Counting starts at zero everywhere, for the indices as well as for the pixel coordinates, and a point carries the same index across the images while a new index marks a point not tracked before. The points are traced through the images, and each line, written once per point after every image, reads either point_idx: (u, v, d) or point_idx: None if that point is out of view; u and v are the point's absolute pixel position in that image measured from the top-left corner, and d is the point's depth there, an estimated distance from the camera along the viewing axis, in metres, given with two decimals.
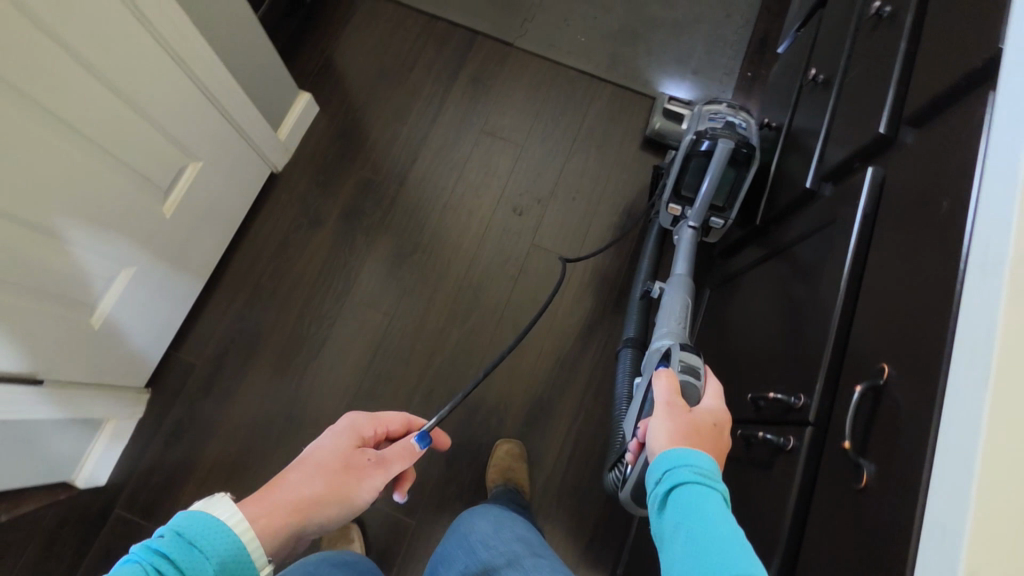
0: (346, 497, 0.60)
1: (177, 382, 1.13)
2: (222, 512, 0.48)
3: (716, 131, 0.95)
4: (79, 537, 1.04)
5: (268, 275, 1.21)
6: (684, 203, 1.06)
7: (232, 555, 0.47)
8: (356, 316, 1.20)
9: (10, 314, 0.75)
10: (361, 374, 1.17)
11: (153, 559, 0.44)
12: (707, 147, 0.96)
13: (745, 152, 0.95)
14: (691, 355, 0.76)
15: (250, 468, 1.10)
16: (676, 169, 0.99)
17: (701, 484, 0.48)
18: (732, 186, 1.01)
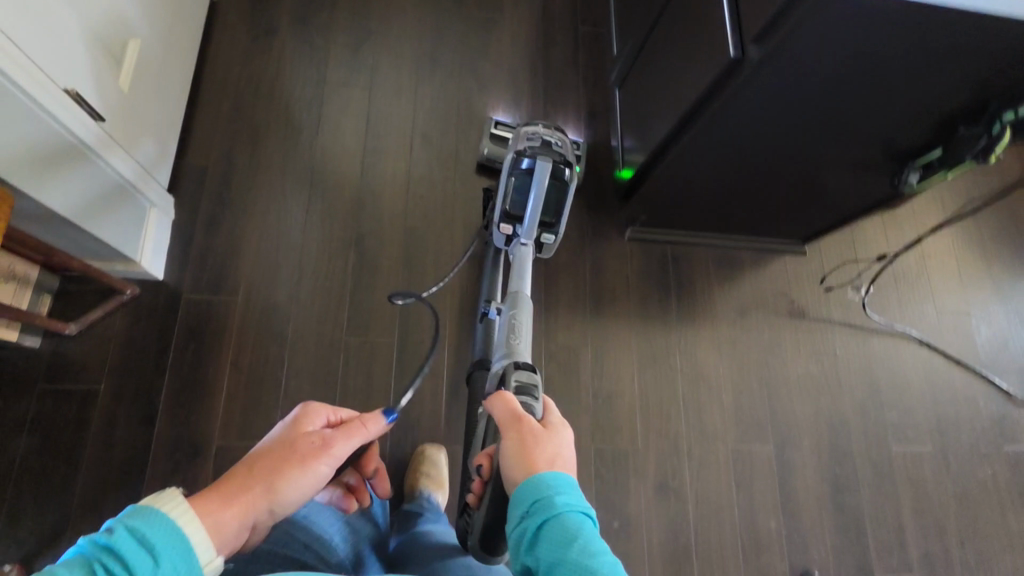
0: (292, 478, 0.64)
1: (196, 184, 1.21)
2: (176, 517, 0.49)
3: (534, 149, 1.05)
4: (160, 324, 1.10)
5: (244, 84, 1.31)
6: (514, 223, 1.13)
7: (180, 551, 0.48)
8: (338, 96, 1.34)
9: (54, 20, 0.81)
10: (362, 139, 1.32)
11: (101, 555, 0.44)
12: (528, 165, 1.05)
13: (563, 169, 1.06)
14: (527, 373, 0.86)
15: (293, 232, 1.22)
16: (504, 183, 1.07)
17: (574, 510, 0.54)
18: (557, 202, 1.11)
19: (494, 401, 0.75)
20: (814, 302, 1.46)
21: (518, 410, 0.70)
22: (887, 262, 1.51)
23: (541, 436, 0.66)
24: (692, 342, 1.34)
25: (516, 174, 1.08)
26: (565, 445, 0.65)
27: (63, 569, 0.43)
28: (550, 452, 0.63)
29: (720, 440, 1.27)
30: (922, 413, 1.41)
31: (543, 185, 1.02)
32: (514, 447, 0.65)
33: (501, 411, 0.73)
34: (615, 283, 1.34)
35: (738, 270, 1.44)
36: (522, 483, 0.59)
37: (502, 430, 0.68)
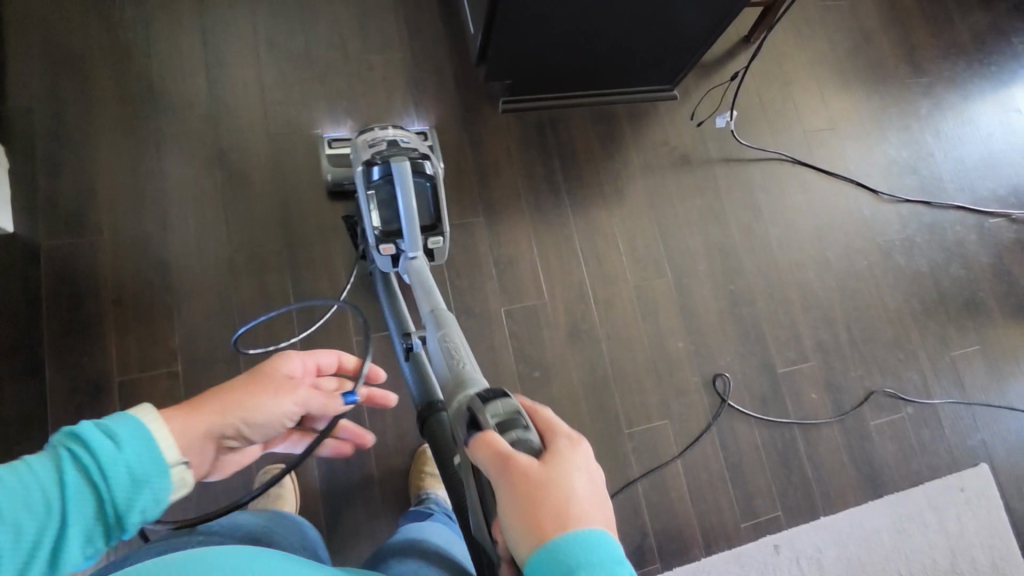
0: (261, 396, 0.69)
1: (24, 128, 1.11)
2: (144, 418, 0.52)
3: (384, 154, 0.99)
4: (22, 276, 1.04)
5: (51, 13, 1.18)
6: (394, 239, 1.03)
7: (144, 452, 0.50)
8: (162, 12, 1.24)
9: None
10: (202, 52, 1.24)
11: (67, 443, 0.48)
12: (381, 171, 0.98)
13: (421, 164, 0.99)
14: (506, 398, 0.62)
15: (148, 159, 1.15)
16: (364, 199, 0.99)
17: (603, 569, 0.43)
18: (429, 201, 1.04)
19: (475, 444, 0.55)
20: (692, 145, 1.52)
21: (507, 448, 0.53)
22: (740, 78, 1.58)
23: (547, 481, 0.49)
24: (582, 198, 1.39)
25: (375, 186, 1.00)
26: (583, 482, 0.50)
27: (35, 458, 0.47)
28: (563, 497, 0.49)
29: (622, 282, 1.35)
30: (803, 224, 1.53)
31: (407, 181, 0.95)
32: (519, 507, 0.49)
33: (483, 460, 0.53)
34: (497, 155, 1.35)
35: (616, 124, 1.47)
36: (538, 552, 0.45)
37: (494, 481, 0.52)
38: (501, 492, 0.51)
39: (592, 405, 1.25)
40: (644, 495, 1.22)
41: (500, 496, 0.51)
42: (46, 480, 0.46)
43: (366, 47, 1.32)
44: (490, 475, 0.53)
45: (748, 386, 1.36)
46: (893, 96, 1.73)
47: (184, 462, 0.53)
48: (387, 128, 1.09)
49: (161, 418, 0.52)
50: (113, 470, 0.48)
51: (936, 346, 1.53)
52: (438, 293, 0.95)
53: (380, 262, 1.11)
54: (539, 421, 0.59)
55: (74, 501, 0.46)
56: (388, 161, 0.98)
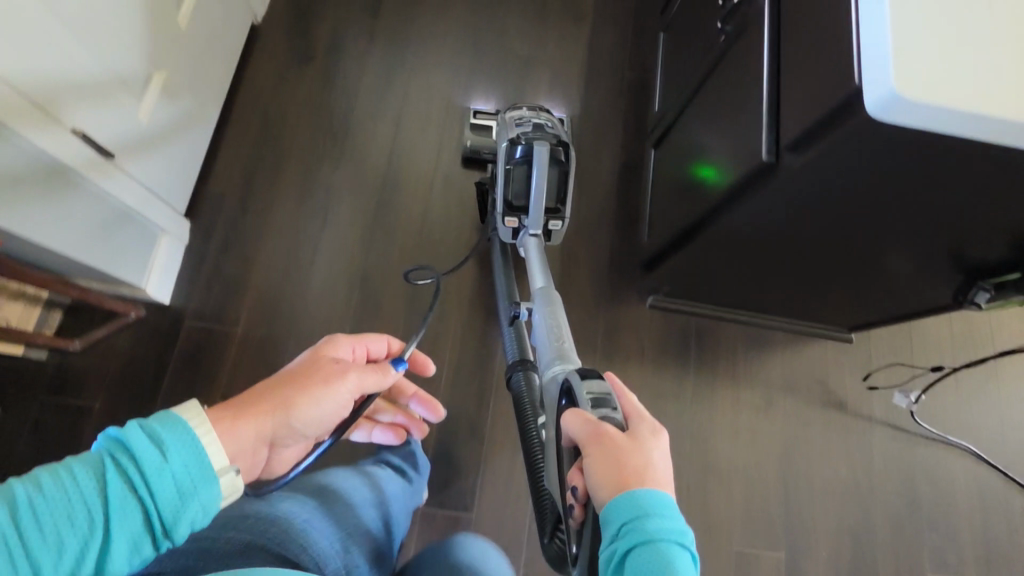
0: (313, 394, 0.69)
1: (213, 208, 1.22)
2: (187, 414, 0.51)
3: (529, 134, 1.04)
4: (160, 347, 1.12)
5: (274, 107, 1.30)
6: (519, 214, 1.10)
7: (192, 460, 0.48)
8: (363, 128, 1.32)
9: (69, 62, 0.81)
10: (382, 176, 1.29)
11: (112, 447, 0.47)
12: (524, 152, 1.03)
13: (560, 151, 1.04)
14: (597, 381, 0.68)
15: (300, 269, 1.21)
16: (502, 174, 1.04)
17: (665, 527, 0.47)
18: (559, 187, 1.09)
19: (567, 417, 0.63)
20: (855, 398, 1.30)
21: (596, 421, 0.60)
22: (946, 369, 1.30)
23: (629, 448, 0.56)
24: (705, 425, 1.23)
25: (513, 165, 1.05)
26: (660, 460, 0.56)
27: (80, 463, 0.46)
28: (643, 460, 0.55)
29: (722, 539, 1.16)
30: (972, 541, 1.23)
31: (545, 165, 1.00)
32: (601, 464, 0.55)
33: (575, 429, 0.61)
34: (628, 350, 1.25)
35: (770, 350, 1.30)
36: (616, 499, 0.51)
37: (584, 443, 0.59)
38: (590, 457, 0.57)
39: None
40: None
41: (586, 458, 0.57)
42: (89, 491, 0.45)
43: None
44: (580, 442, 0.60)
45: None
46: None
47: (232, 469, 0.52)
48: (530, 107, 1.15)
49: (207, 423, 0.51)
50: (158, 480, 0.47)
51: None
52: (545, 269, 1.00)
53: (502, 230, 1.17)
54: (626, 406, 0.64)
55: (117, 512, 0.45)
56: (532, 143, 1.03)
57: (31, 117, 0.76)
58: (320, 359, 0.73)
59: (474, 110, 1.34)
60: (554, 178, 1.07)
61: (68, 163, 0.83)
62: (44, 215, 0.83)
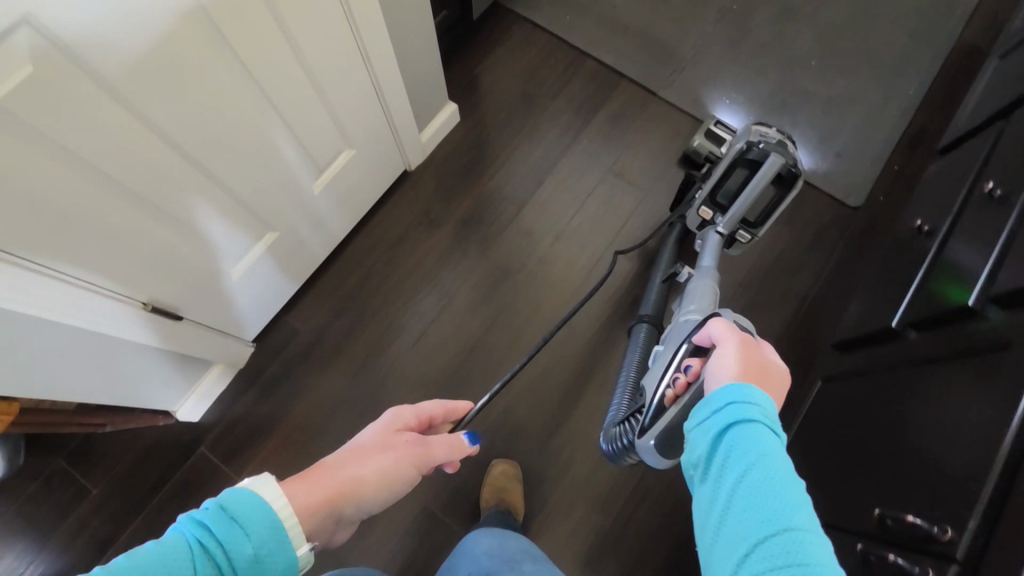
0: (390, 469, 0.64)
1: (282, 342, 1.22)
2: (267, 494, 0.47)
3: (769, 144, 0.97)
4: (169, 461, 1.13)
5: (383, 264, 1.28)
6: (718, 209, 1.07)
7: (274, 537, 0.46)
8: (451, 320, 1.25)
9: (166, 251, 0.83)
10: (450, 375, 1.22)
11: (195, 530, 0.44)
12: (756, 157, 0.98)
13: (793, 173, 0.97)
14: (737, 317, 0.74)
15: (327, 438, 1.17)
16: (718, 171, 1.00)
17: (773, 414, 0.49)
18: (769, 205, 1.03)
19: (711, 322, 0.67)
20: None
21: (737, 330, 0.63)
22: None
23: (761, 356, 0.59)
24: None
25: (737, 163, 1.01)
26: (780, 372, 0.59)
27: (159, 545, 0.42)
28: (765, 373, 0.58)
29: None
30: None
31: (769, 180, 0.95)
32: (736, 355, 0.59)
33: (721, 331, 0.64)
34: None
35: None
36: (721, 389, 0.51)
37: (725, 339, 0.62)
38: (725, 355, 0.60)
39: None
40: None
41: (725, 350, 0.60)
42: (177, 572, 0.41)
43: (578, 488, 1.13)
44: (717, 337, 0.64)
45: None
46: None
47: (307, 545, 0.50)
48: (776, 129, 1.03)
49: (285, 496, 0.48)
50: (242, 558, 0.44)
51: None
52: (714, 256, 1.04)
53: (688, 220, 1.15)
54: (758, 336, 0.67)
55: None
56: (765, 153, 0.96)
57: (87, 303, 0.75)
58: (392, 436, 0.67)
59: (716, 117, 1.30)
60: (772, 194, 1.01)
61: (122, 332, 0.82)
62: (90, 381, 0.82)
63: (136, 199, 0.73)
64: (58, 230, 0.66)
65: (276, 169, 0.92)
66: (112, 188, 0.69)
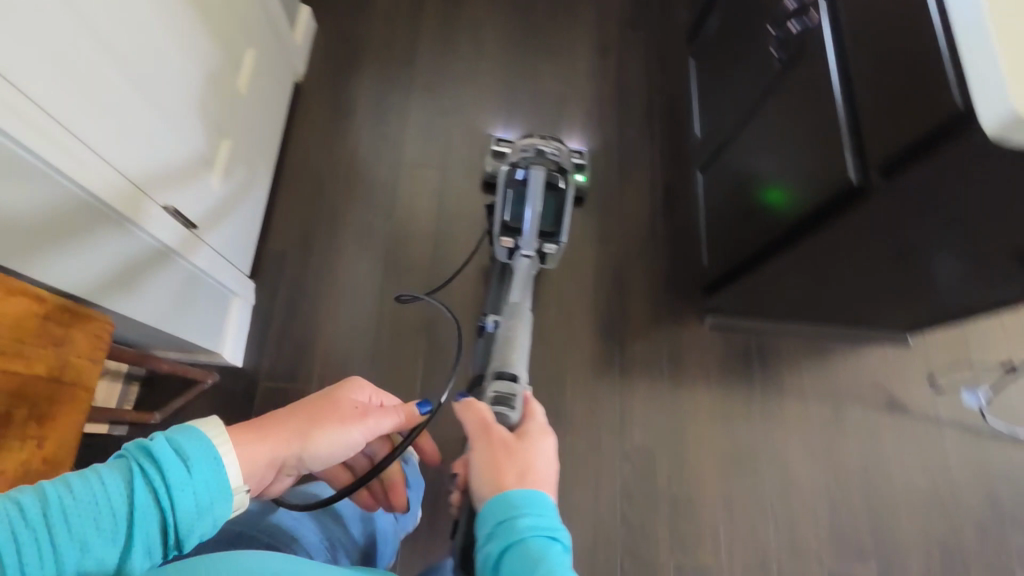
0: (327, 430, 0.66)
1: (276, 267, 1.24)
2: (210, 431, 0.52)
3: (529, 158, 1.15)
4: (237, 411, 1.12)
5: (324, 164, 1.34)
6: (514, 235, 1.15)
7: (211, 477, 0.50)
8: (412, 177, 1.35)
9: (157, 139, 0.84)
10: (434, 222, 1.31)
11: (141, 456, 0.48)
12: (522, 175, 1.14)
13: (558, 176, 1.15)
14: (505, 386, 0.84)
15: (365, 314, 1.22)
16: (500, 195, 1.14)
17: (535, 511, 0.56)
18: (556, 210, 1.17)
19: (465, 409, 0.73)
20: (918, 401, 1.31)
21: (489, 421, 0.70)
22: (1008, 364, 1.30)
23: (516, 447, 0.65)
24: (778, 442, 1.24)
25: (512, 185, 1.16)
26: (540, 458, 0.64)
27: (107, 469, 0.47)
28: (522, 464, 0.63)
29: (813, 561, 1.14)
30: None
31: (541, 185, 1.11)
32: (485, 459, 0.64)
33: (470, 422, 0.71)
34: (694, 374, 1.26)
35: (829, 361, 1.32)
36: (489, 501, 0.58)
37: (475, 437, 0.68)
38: (481, 449, 0.66)
39: None
40: None
41: (477, 449, 0.67)
42: (116, 494, 0.46)
43: (583, 240, 1.35)
44: (470, 436, 0.70)
45: None
46: None
47: (245, 488, 0.54)
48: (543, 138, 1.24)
49: (228, 437, 0.52)
50: (180, 492, 0.48)
51: None
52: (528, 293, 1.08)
53: (500, 254, 1.20)
54: (528, 408, 0.75)
55: (140, 514, 0.47)
56: (530, 167, 1.15)
57: (116, 183, 0.75)
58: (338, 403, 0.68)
59: (497, 138, 1.38)
60: (552, 200, 1.16)
61: (150, 226, 0.82)
62: (132, 283, 0.81)
63: (121, 66, 0.75)
64: (72, 90, 0.67)
65: (211, 56, 0.96)
66: (111, 61, 0.73)
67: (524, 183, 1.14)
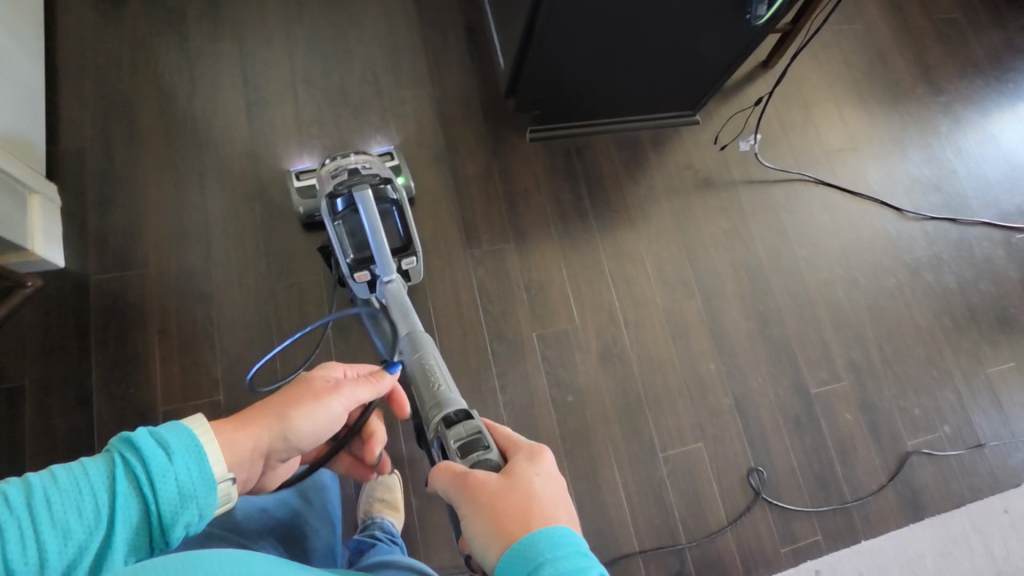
0: (308, 408, 0.69)
1: (75, 167, 1.17)
2: (194, 425, 0.53)
3: (347, 181, 1.03)
4: (74, 310, 1.09)
5: (102, 57, 1.25)
6: (369, 265, 1.06)
7: (195, 459, 0.51)
8: (206, 54, 1.30)
9: None
10: (242, 94, 1.29)
11: (123, 449, 0.49)
12: (346, 202, 1.01)
13: (384, 187, 1.03)
14: (466, 424, 0.76)
15: (191, 194, 1.20)
16: (336, 233, 1.04)
17: (563, 546, 0.51)
18: (398, 228, 1.08)
19: (435, 473, 0.66)
20: (715, 167, 1.54)
21: (471, 470, 0.63)
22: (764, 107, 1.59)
23: (506, 488, 0.60)
24: (610, 224, 1.42)
25: (342, 217, 1.04)
26: (540, 484, 0.61)
27: (91, 461, 0.48)
28: (523, 499, 0.58)
29: (651, 305, 1.37)
30: (828, 243, 1.53)
31: (372, 212, 0.97)
32: (479, 508, 0.59)
33: (446, 482, 0.64)
34: (526, 184, 1.39)
35: (641, 150, 1.51)
36: (506, 556, 0.53)
37: (461, 504, 0.61)
38: (470, 511, 0.60)
39: (624, 426, 1.27)
40: (681, 521, 1.23)
41: (467, 514, 0.60)
42: (99, 488, 0.47)
43: (399, 88, 1.40)
44: (455, 496, 0.63)
45: (783, 409, 1.36)
46: (913, 116, 1.71)
47: (228, 478, 0.54)
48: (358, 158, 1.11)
49: (208, 425, 0.54)
50: (163, 485, 0.49)
51: (970, 365, 1.49)
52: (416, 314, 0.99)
53: (360, 289, 1.10)
54: (498, 437, 0.73)
55: (121, 503, 0.47)
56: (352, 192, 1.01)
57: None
58: (311, 381, 0.71)
59: (296, 173, 1.23)
60: (388, 217, 1.06)
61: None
62: None
63: None
64: None
65: None
66: None
67: (355, 211, 1.02)
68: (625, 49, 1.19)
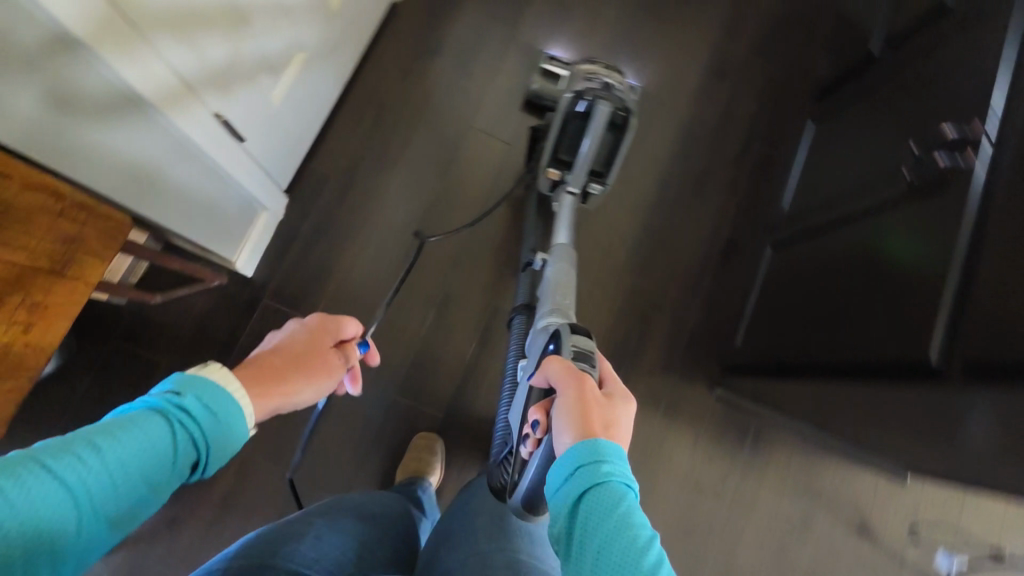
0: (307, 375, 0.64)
1: (313, 190, 1.20)
2: (225, 379, 0.50)
3: (597, 92, 1.00)
4: (233, 319, 1.12)
5: (393, 100, 1.28)
6: (563, 168, 1.11)
7: (238, 421, 0.49)
8: (477, 143, 1.28)
9: (229, 43, 0.79)
10: (483, 196, 1.26)
11: (168, 405, 0.47)
12: (584, 107, 1.02)
13: (621, 117, 1.02)
14: (581, 342, 0.78)
15: (383, 270, 1.19)
16: (556, 128, 1.05)
17: (622, 471, 0.52)
18: (609, 152, 1.08)
19: (546, 361, 0.70)
20: (894, 546, 1.26)
21: (578, 373, 0.66)
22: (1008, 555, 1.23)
23: (599, 402, 0.62)
24: (737, 533, 1.22)
25: (570, 116, 1.05)
26: (624, 420, 0.62)
27: (135, 417, 0.45)
28: (607, 419, 0.60)
29: None
30: None
31: (599, 130, 1.00)
32: (568, 404, 0.62)
33: (554, 372, 0.68)
34: (681, 437, 1.23)
35: (821, 473, 1.28)
36: (575, 445, 0.55)
37: (562, 387, 0.65)
38: (566, 391, 0.64)
39: None
40: None
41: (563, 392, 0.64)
42: (155, 439, 0.44)
43: (623, 267, 1.30)
44: (555, 381, 0.67)
45: None
46: None
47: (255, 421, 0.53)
48: (607, 64, 1.07)
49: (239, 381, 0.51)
50: (214, 438, 0.48)
51: None
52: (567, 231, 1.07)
53: (542, 182, 1.16)
54: (602, 369, 0.73)
55: (182, 446, 0.46)
56: (594, 103, 1.00)
57: (170, 95, 0.71)
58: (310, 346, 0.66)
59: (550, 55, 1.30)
60: (608, 143, 1.06)
61: (200, 141, 0.79)
62: (160, 185, 0.78)
63: None
64: None
65: None
66: None
67: (587, 122, 1.03)
68: (884, 438, 0.96)
